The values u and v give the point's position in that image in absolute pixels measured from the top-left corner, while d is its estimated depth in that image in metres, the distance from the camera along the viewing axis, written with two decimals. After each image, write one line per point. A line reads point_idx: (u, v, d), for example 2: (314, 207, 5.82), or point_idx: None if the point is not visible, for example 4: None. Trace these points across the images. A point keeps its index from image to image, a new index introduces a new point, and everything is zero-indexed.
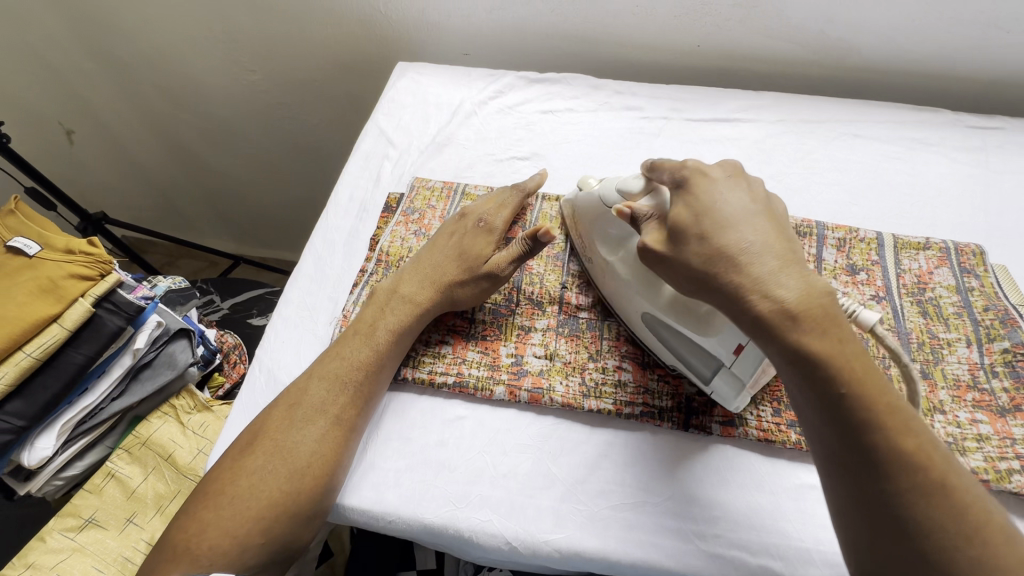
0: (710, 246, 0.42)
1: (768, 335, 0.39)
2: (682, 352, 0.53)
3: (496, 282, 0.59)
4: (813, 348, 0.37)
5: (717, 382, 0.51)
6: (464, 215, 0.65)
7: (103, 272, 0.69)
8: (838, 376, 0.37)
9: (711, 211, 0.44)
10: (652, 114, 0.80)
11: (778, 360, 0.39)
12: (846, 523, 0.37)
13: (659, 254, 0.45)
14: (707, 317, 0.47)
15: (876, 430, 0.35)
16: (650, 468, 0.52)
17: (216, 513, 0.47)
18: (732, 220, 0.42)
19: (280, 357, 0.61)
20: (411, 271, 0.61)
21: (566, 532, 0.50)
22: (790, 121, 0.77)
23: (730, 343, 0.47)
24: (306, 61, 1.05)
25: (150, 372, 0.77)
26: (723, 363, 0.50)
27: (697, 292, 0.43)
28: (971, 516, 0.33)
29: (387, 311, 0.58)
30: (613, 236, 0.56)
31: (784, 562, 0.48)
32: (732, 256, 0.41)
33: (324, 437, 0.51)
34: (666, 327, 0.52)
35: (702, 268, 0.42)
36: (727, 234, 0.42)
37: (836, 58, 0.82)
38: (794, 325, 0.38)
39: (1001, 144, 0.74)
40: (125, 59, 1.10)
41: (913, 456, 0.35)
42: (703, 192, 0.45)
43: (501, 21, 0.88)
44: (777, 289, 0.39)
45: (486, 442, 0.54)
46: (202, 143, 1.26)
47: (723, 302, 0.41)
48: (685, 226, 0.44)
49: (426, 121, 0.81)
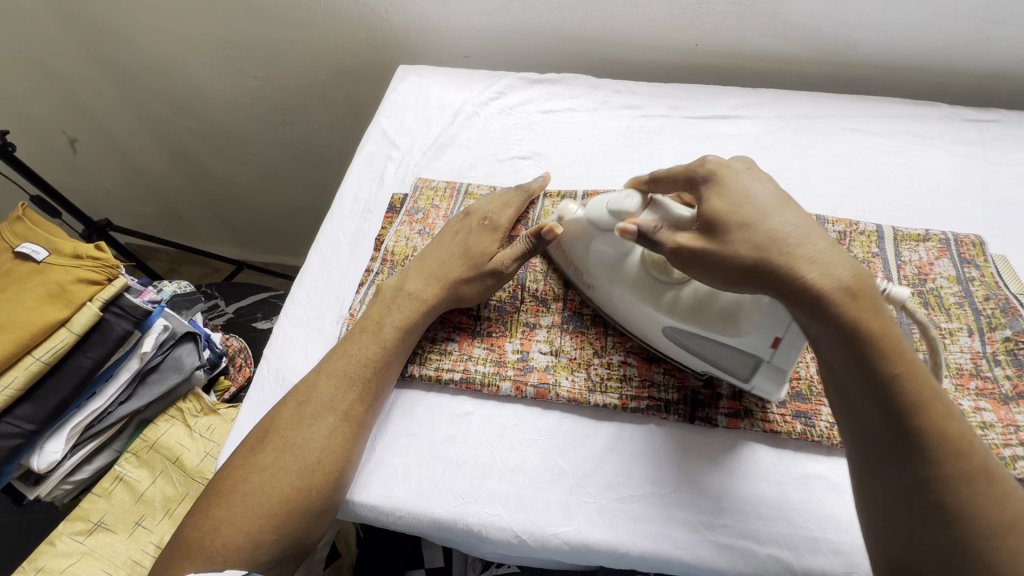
0: (758, 232, 0.41)
1: (825, 317, 0.38)
2: (713, 358, 0.52)
3: (501, 278, 0.60)
4: (870, 333, 0.37)
5: (757, 379, 0.51)
6: (467, 214, 0.66)
7: (111, 276, 0.70)
8: (893, 361, 0.37)
9: (750, 199, 0.43)
10: (652, 112, 0.80)
11: (830, 343, 0.39)
12: (887, 507, 0.38)
13: (698, 250, 0.44)
14: (739, 312, 0.47)
15: (924, 417, 0.36)
16: (657, 460, 0.53)
17: (228, 510, 0.48)
18: (772, 208, 0.42)
19: (288, 356, 0.61)
20: (416, 269, 0.62)
21: (575, 524, 0.50)
22: (788, 117, 0.78)
23: (767, 337, 0.47)
24: (307, 66, 1.07)
25: (156, 375, 0.78)
26: (762, 359, 0.49)
27: (738, 283, 0.42)
28: (1009, 502, 0.35)
29: (394, 308, 0.59)
30: (607, 259, 0.56)
31: (792, 551, 0.48)
32: (783, 242, 0.40)
33: (336, 434, 0.51)
34: (694, 337, 0.52)
35: (750, 258, 0.41)
36: (772, 221, 0.41)
37: (833, 55, 0.83)
38: (853, 308, 0.38)
39: (998, 136, 0.75)
40: (130, 67, 1.11)
41: (957, 443, 0.36)
42: (735, 181, 0.45)
43: (500, 24, 0.89)
44: (835, 271, 0.38)
45: (494, 437, 0.55)
46: (206, 149, 1.27)
47: (771, 286, 0.41)
48: (721, 216, 0.43)
49: (429, 123, 0.82)
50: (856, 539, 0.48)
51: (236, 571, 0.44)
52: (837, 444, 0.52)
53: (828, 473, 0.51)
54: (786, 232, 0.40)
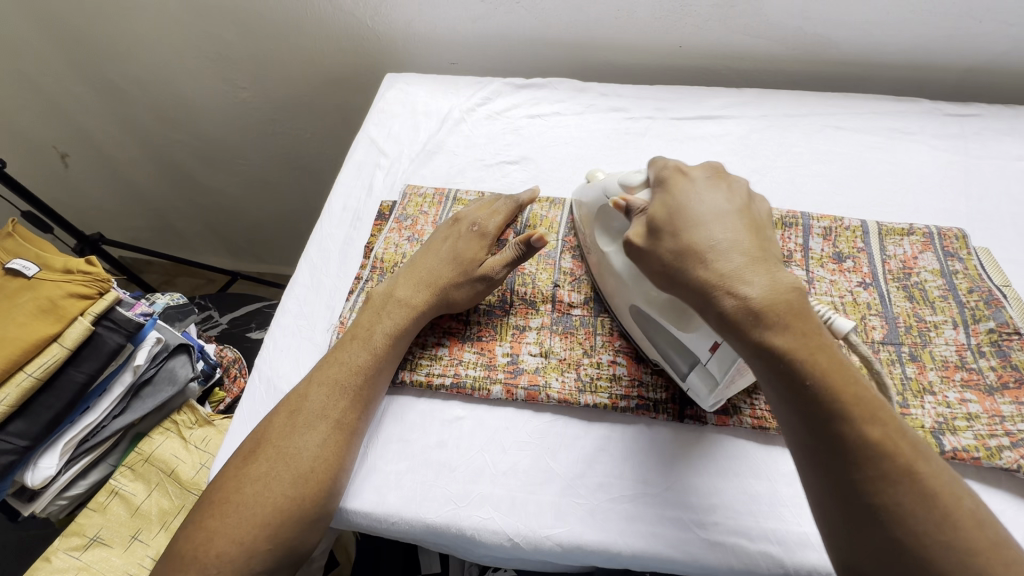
0: (681, 242, 0.43)
1: (732, 329, 0.40)
2: (663, 347, 0.54)
3: (490, 284, 0.61)
4: (777, 343, 0.38)
5: (693, 379, 0.52)
6: (457, 220, 0.66)
7: (101, 290, 0.70)
8: (801, 368, 0.37)
9: (683, 209, 0.45)
10: (637, 115, 0.81)
11: (746, 353, 0.40)
12: (823, 512, 0.38)
13: (635, 247, 0.47)
14: (692, 310, 0.48)
15: (842, 421, 0.36)
16: (647, 459, 0.53)
17: (222, 521, 0.48)
18: (704, 218, 0.44)
19: (279, 365, 0.62)
20: (406, 275, 0.62)
21: (567, 526, 0.50)
22: (773, 116, 0.79)
23: (706, 340, 0.48)
24: (294, 75, 1.07)
25: (150, 389, 0.78)
26: (700, 359, 0.50)
27: (668, 290, 0.44)
28: (939, 503, 0.34)
29: (384, 315, 0.59)
30: (614, 231, 0.57)
31: (783, 546, 0.48)
32: (700, 253, 0.42)
33: (330, 443, 0.51)
34: (653, 322, 0.53)
35: (671, 264, 0.43)
36: (697, 232, 0.43)
37: (815, 53, 0.84)
38: (754, 319, 0.38)
39: (979, 131, 0.75)
40: (119, 81, 1.11)
41: (879, 446, 0.35)
42: (678, 191, 0.47)
43: (485, 30, 0.90)
44: (744, 285, 0.40)
45: (486, 441, 0.55)
46: (197, 162, 1.28)
47: (691, 298, 0.42)
48: (660, 220, 0.46)
49: (417, 130, 0.83)
50: None
51: None
52: None
53: None
54: (707, 242, 0.42)
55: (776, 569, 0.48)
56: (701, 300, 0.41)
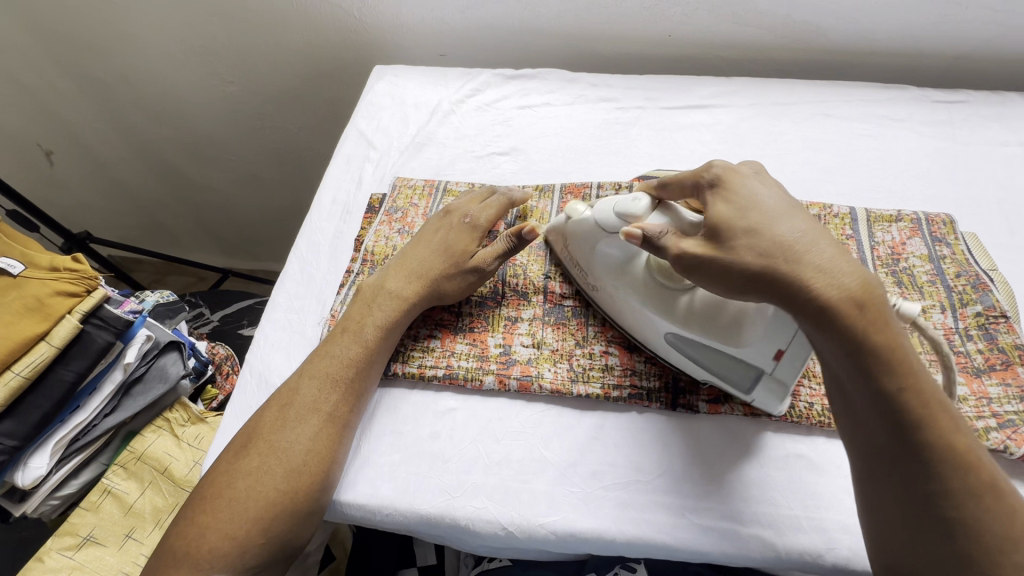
0: (763, 240, 0.42)
1: (830, 329, 0.39)
2: (711, 367, 0.52)
3: (482, 276, 0.61)
4: (878, 346, 0.38)
5: (759, 392, 0.51)
6: (448, 213, 0.65)
7: (89, 288, 0.69)
8: (899, 372, 0.38)
9: (755, 204, 0.44)
10: (628, 105, 0.81)
11: (839, 353, 0.39)
12: (892, 517, 0.39)
13: (698, 255, 0.44)
14: (745, 320, 0.48)
15: (932, 432, 0.37)
16: (640, 446, 0.53)
17: (214, 516, 0.47)
18: (778, 214, 0.43)
19: (270, 360, 0.61)
20: (397, 267, 0.62)
21: (561, 514, 0.50)
22: (762, 105, 0.79)
23: (770, 350, 0.47)
24: (284, 69, 1.06)
25: (142, 387, 0.77)
26: (764, 371, 0.49)
27: (746, 292, 0.43)
28: (1012, 518, 0.37)
29: (375, 307, 0.58)
30: (615, 259, 0.55)
31: (774, 529, 0.49)
32: (789, 252, 0.41)
33: (322, 437, 0.51)
34: (694, 346, 0.51)
35: (756, 264, 0.41)
36: (777, 228, 0.42)
37: (805, 41, 0.84)
38: (860, 318, 0.38)
39: (966, 117, 0.76)
40: (104, 76, 1.10)
41: (963, 456, 0.37)
42: (741, 187, 0.46)
43: (474, 21, 0.89)
44: (844, 281, 0.39)
45: (479, 431, 0.55)
46: (187, 159, 1.26)
47: (777, 295, 0.41)
48: (727, 221, 0.44)
49: (407, 122, 0.82)
50: (834, 515, 0.49)
51: None
52: (815, 423, 0.53)
53: (807, 452, 0.52)
54: (793, 241, 0.41)
55: (768, 552, 0.48)
56: (790, 298, 0.40)
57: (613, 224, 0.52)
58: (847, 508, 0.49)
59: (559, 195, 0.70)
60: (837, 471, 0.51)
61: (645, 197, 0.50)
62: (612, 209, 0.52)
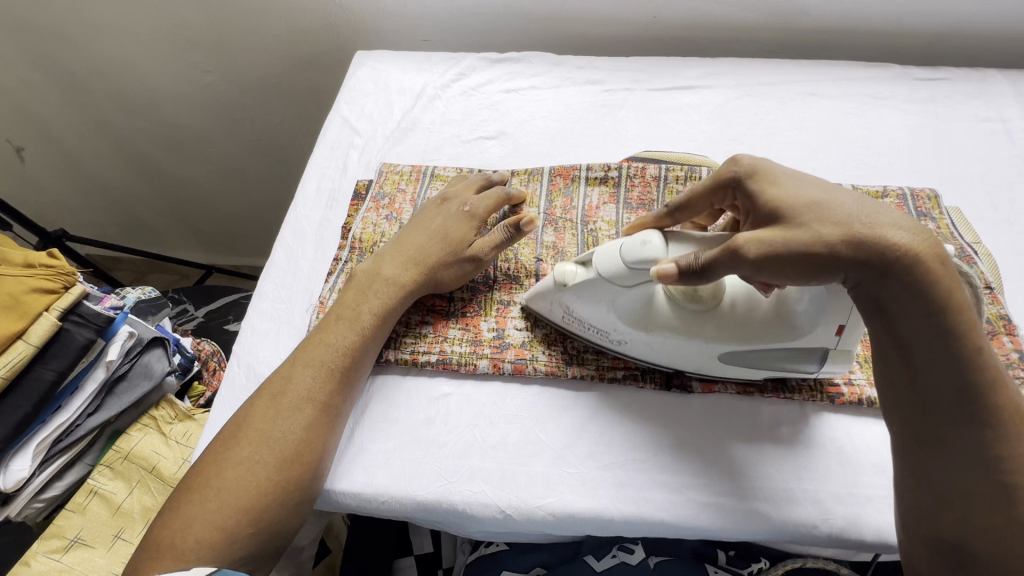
0: (832, 211, 0.39)
1: (921, 293, 0.38)
2: (774, 364, 0.51)
3: (479, 264, 0.60)
4: (955, 304, 0.38)
5: (830, 367, 0.50)
6: (445, 200, 0.64)
7: (67, 284, 0.67)
8: (971, 329, 0.39)
9: (802, 181, 0.42)
10: (614, 87, 0.80)
11: (917, 316, 0.39)
12: (952, 473, 0.40)
13: (769, 246, 0.40)
14: (789, 304, 0.48)
15: (993, 384, 0.39)
16: (636, 426, 0.53)
17: (201, 506, 0.46)
18: (831, 187, 0.42)
19: (258, 351, 0.60)
20: (393, 253, 0.60)
21: (559, 495, 0.50)
22: (747, 85, 0.79)
23: (831, 327, 0.47)
24: (262, 56, 1.03)
25: (125, 385, 0.75)
26: (829, 347, 0.49)
27: (821, 269, 0.39)
28: None
29: (371, 294, 0.57)
30: (634, 308, 0.50)
31: (769, 503, 0.49)
32: (864, 218, 0.39)
33: (314, 426, 0.50)
34: (754, 351, 0.50)
35: (837, 234, 0.39)
36: (840, 200, 0.40)
37: (789, 20, 0.84)
38: (945, 279, 0.38)
39: (947, 94, 0.77)
40: (74, 69, 1.06)
41: (1012, 405, 0.39)
42: (779, 169, 0.44)
43: (455, 4, 0.88)
44: (924, 240, 0.38)
45: (474, 415, 0.54)
46: (164, 153, 1.23)
47: (861, 263, 0.38)
48: (785, 203, 0.41)
49: (390, 108, 0.81)
50: (827, 486, 0.50)
51: (206, 568, 0.43)
52: (808, 397, 0.53)
53: (801, 426, 0.53)
54: (860, 209, 0.39)
55: (764, 525, 0.49)
56: (880, 264, 0.38)
57: (630, 273, 0.46)
58: (841, 480, 0.50)
59: (549, 178, 0.70)
60: (831, 444, 0.52)
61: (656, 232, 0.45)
62: (619, 261, 0.47)
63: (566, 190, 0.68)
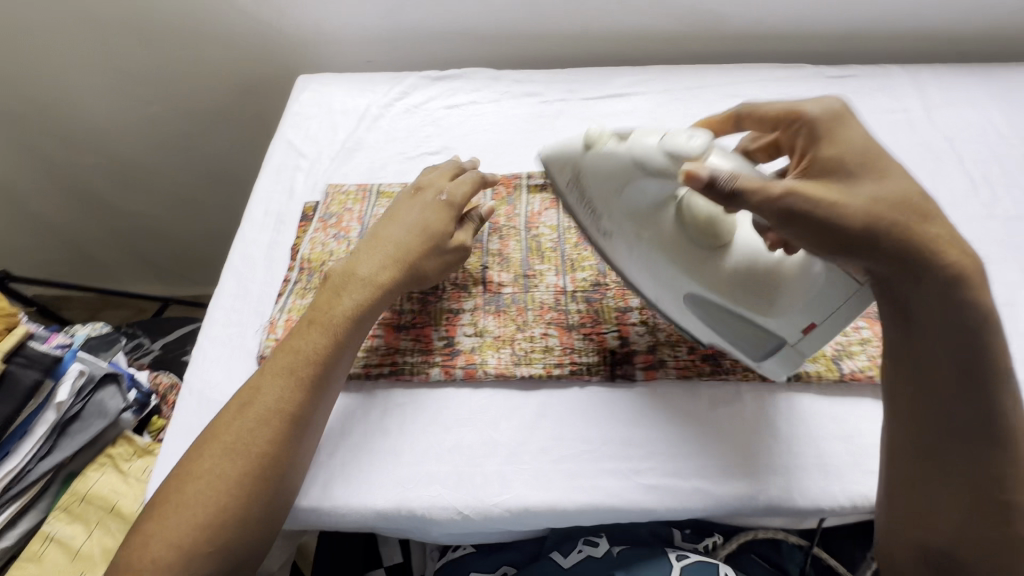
0: (889, 189, 0.43)
1: (952, 306, 0.42)
2: (734, 336, 0.54)
3: (459, 256, 0.62)
4: (979, 324, 0.43)
5: (771, 361, 0.54)
6: (420, 189, 0.65)
7: (9, 326, 0.70)
8: (997, 348, 0.43)
9: (871, 149, 0.45)
10: (551, 98, 0.84)
11: (945, 328, 0.43)
12: (953, 472, 0.44)
13: (812, 197, 0.42)
14: (778, 287, 0.48)
15: (1007, 399, 0.43)
16: (585, 418, 0.56)
17: (161, 522, 0.47)
18: (895, 167, 0.45)
19: (211, 377, 0.60)
20: (365, 251, 0.61)
21: (513, 491, 0.52)
22: (675, 90, 0.84)
23: (802, 322, 0.49)
24: (205, 85, 1.03)
25: (79, 425, 0.73)
26: (787, 341, 0.51)
27: (850, 249, 0.42)
28: None
29: (345, 293, 0.58)
30: (641, 206, 0.52)
31: (710, 479, 0.53)
32: (910, 209, 0.42)
33: (278, 437, 0.50)
34: (719, 309, 0.52)
35: (879, 219, 0.42)
36: (901, 182, 0.43)
37: (710, 27, 0.90)
38: (974, 299, 0.43)
39: (855, 90, 0.83)
40: (9, 104, 1.05)
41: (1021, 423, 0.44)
42: (857, 127, 0.46)
43: (395, 26, 0.91)
44: (962, 259, 0.43)
45: (429, 422, 0.56)
46: (110, 186, 1.20)
47: (896, 261, 0.42)
48: (846, 164, 0.44)
49: (335, 129, 0.82)
50: (762, 459, 0.53)
51: None
52: (741, 377, 0.57)
53: (738, 405, 0.56)
54: (916, 200, 0.43)
55: (707, 501, 0.52)
56: (909, 271, 0.42)
57: (658, 157, 0.49)
58: (775, 451, 0.54)
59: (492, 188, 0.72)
60: (764, 420, 0.55)
61: (709, 138, 0.48)
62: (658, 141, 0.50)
63: (510, 198, 0.71)
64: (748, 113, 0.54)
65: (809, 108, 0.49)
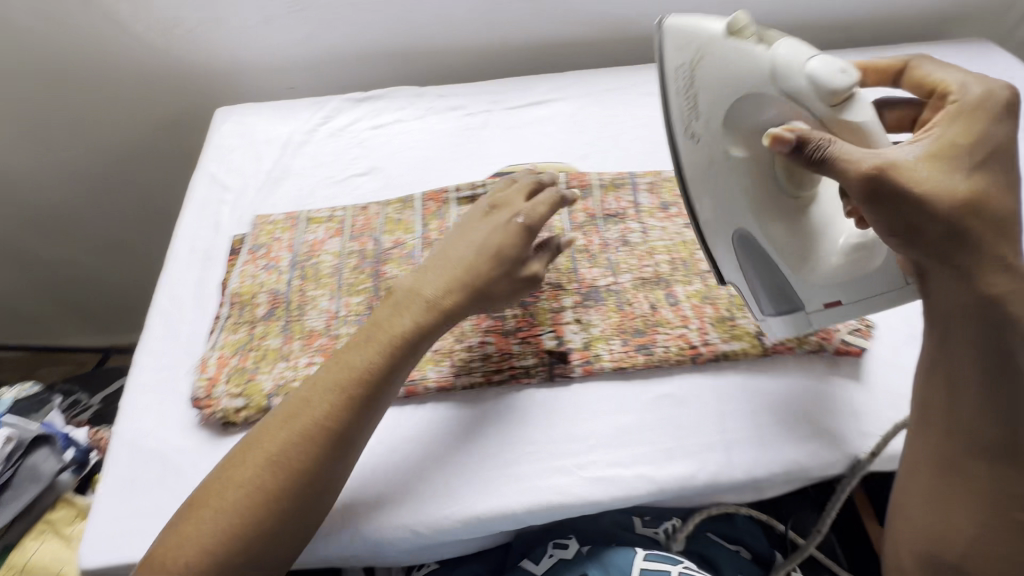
0: (988, 186, 0.43)
1: (994, 327, 0.43)
2: (759, 285, 0.57)
3: (530, 285, 0.60)
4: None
5: (775, 318, 0.57)
6: (495, 208, 0.62)
7: None
8: None
9: (990, 145, 0.44)
10: (474, 110, 0.86)
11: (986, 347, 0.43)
12: (975, 490, 0.45)
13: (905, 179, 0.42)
14: (819, 260, 0.52)
15: None
16: (528, 421, 0.57)
17: (197, 525, 0.46)
18: (1009, 168, 0.44)
19: (143, 425, 0.58)
20: (430, 271, 0.59)
21: (463, 502, 0.53)
22: (593, 93, 0.87)
23: (830, 295, 0.53)
24: (127, 125, 1.01)
25: (10, 493, 0.69)
26: (803, 308, 0.55)
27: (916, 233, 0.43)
28: None
29: (402, 311, 0.55)
30: (761, 125, 0.49)
31: (652, 465, 0.54)
32: (994, 212, 0.42)
33: (319, 454, 0.48)
34: (752, 253, 0.55)
35: (953, 219, 0.42)
36: (1000, 189, 0.43)
37: (627, 31, 0.93)
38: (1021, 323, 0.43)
39: None
40: None
41: None
42: (999, 122, 0.45)
43: (313, 51, 0.91)
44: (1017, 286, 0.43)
45: (374, 443, 0.56)
46: (30, 238, 1.14)
47: (954, 265, 0.43)
48: (958, 154, 0.43)
49: (260, 159, 0.81)
50: (698, 439, 0.56)
51: None
52: (673, 362, 0.59)
53: (673, 390, 0.59)
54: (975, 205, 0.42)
55: (651, 486, 0.54)
56: (959, 281, 0.43)
57: (800, 79, 0.45)
58: (711, 430, 0.56)
59: (421, 203, 0.73)
60: (698, 401, 0.58)
61: (858, 82, 0.45)
62: (808, 58, 0.45)
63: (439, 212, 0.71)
64: (914, 73, 0.51)
65: (974, 86, 0.47)
